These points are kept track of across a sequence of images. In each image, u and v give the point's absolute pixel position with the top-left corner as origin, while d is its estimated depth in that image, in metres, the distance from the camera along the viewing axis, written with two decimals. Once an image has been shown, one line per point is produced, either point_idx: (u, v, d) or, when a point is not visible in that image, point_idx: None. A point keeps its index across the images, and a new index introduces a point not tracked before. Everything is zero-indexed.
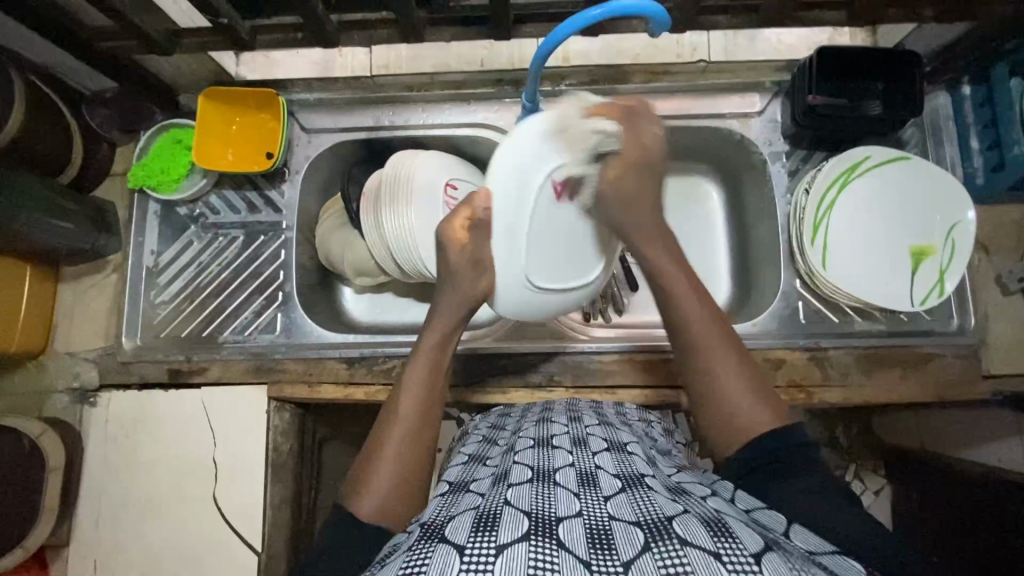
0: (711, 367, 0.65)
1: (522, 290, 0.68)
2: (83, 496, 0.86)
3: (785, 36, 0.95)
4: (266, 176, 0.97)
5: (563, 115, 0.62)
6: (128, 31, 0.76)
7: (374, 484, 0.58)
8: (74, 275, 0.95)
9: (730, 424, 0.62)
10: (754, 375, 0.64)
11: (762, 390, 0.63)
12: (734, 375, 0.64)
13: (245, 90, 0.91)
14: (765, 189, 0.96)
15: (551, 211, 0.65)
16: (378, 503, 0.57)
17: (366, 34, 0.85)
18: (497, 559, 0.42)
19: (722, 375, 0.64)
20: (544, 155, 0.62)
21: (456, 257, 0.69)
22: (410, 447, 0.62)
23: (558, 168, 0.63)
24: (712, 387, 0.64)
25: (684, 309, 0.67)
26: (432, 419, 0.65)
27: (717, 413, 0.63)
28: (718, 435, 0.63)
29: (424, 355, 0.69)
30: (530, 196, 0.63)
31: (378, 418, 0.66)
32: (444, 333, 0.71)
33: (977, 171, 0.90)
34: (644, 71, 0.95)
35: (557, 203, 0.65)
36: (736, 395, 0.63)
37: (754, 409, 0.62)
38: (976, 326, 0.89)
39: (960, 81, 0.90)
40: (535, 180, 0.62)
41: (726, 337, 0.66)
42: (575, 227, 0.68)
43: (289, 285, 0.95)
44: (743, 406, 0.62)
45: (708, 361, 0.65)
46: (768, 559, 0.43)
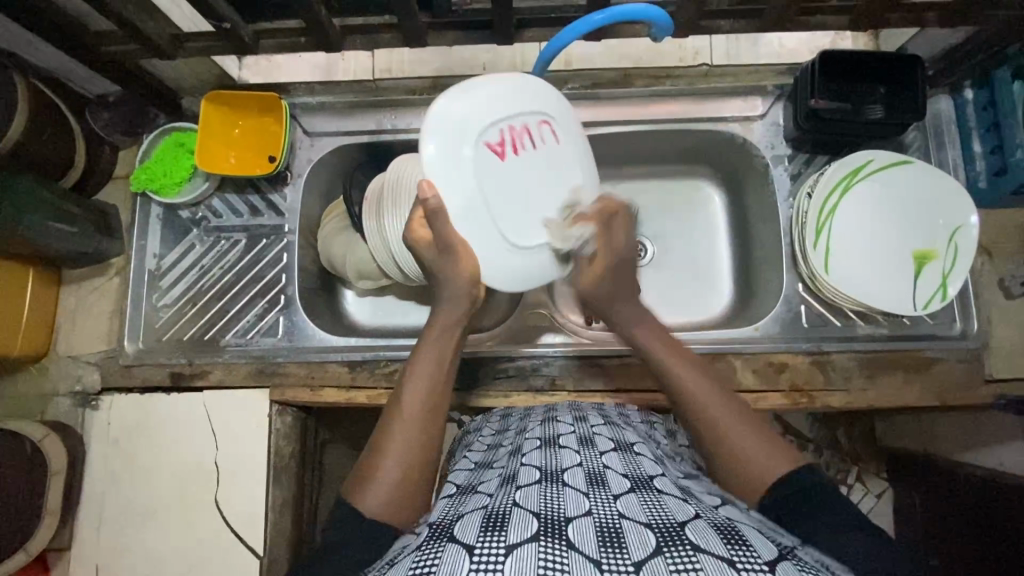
0: (711, 425, 0.62)
1: (504, 253, 0.68)
2: (85, 500, 0.86)
3: (787, 40, 0.96)
4: (268, 180, 0.97)
5: (465, 93, 0.66)
6: (131, 35, 0.77)
7: (378, 482, 0.58)
8: (77, 279, 0.96)
9: (743, 477, 0.58)
10: (760, 427, 0.61)
11: (769, 438, 0.60)
12: (739, 430, 0.61)
13: (245, 94, 0.91)
14: (767, 193, 0.96)
15: (500, 170, 0.67)
16: (381, 501, 0.57)
17: (369, 38, 0.85)
18: (507, 559, 0.42)
19: (724, 432, 0.61)
20: (472, 130, 0.66)
21: (426, 251, 0.69)
22: (413, 444, 0.61)
23: (484, 131, 0.66)
24: (721, 447, 0.60)
25: (677, 377, 0.67)
26: (437, 415, 0.64)
27: (730, 469, 0.59)
28: (737, 492, 0.59)
29: (430, 348, 0.67)
30: (467, 167, 0.66)
31: (383, 410, 0.65)
32: (448, 326, 0.69)
33: (979, 174, 0.90)
34: (646, 75, 0.95)
35: (501, 159, 0.67)
36: (742, 448, 0.59)
37: (763, 459, 0.58)
38: (979, 330, 0.89)
39: (963, 85, 0.90)
40: (463, 151, 0.65)
41: (724, 394, 0.64)
42: (535, 175, 0.68)
43: (291, 288, 0.95)
44: (756, 456, 0.58)
45: (708, 416, 0.62)
46: (782, 568, 0.43)
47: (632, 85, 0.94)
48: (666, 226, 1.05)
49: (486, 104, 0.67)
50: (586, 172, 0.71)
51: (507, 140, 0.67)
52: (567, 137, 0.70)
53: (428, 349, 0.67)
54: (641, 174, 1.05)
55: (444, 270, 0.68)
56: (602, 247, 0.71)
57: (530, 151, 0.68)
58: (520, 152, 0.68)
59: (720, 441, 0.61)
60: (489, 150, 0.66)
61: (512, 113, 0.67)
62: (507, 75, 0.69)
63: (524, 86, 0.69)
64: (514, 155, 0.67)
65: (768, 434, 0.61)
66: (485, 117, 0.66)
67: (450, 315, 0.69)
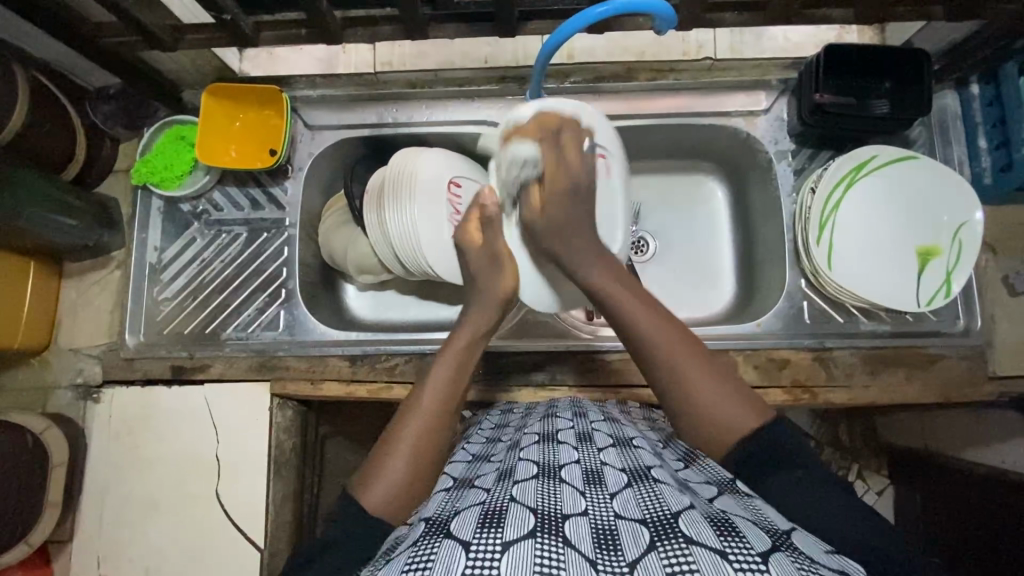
0: (677, 375, 0.60)
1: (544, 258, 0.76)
2: (86, 493, 0.87)
3: (791, 35, 0.95)
4: (269, 174, 0.96)
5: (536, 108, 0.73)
6: (131, 27, 0.76)
7: (386, 472, 0.57)
8: (78, 272, 0.96)
9: (710, 426, 0.57)
10: (722, 374, 0.60)
11: (732, 386, 0.59)
12: (706, 379, 0.59)
13: (248, 87, 0.91)
14: (770, 188, 0.95)
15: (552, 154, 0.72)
16: (388, 490, 0.56)
17: (370, 31, 0.84)
18: (503, 555, 0.42)
19: (690, 381, 0.59)
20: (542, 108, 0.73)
21: (475, 259, 0.75)
22: (426, 440, 0.61)
23: None
24: (684, 399, 0.59)
25: (638, 325, 0.64)
26: (451, 414, 0.64)
27: (698, 420, 0.58)
28: (703, 444, 0.58)
29: (449, 356, 0.67)
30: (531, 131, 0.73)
31: (398, 408, 0.64)
32: (473, 335, 0.70)
33: (985, 170, 0.89)
34: (647, 69, 0.94)
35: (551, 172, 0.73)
36: (708, 398, 0.58)
37: (731, 410, 0.57)
38: (982, 327, 0.88)
39: (969, 80, 0.89)
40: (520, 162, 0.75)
41: (685, 341, 0.62)
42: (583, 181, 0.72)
43: (292, 281, 0.95)
44: (722, 404, 0.57)
45: (668, 366, 0.61)
46: (775, 558, 0.43)
47: (634, 79, 0.93)
48: (668, 222, 1.05)
49: (551, 122, 0.74)
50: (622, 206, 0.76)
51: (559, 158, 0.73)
52: (618, 171, 0.74)
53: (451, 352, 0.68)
54: (645, 169, 1.04)
55: (485, 279, 0.74)
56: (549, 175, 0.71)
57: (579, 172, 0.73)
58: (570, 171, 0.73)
59: (686, 390, 0.59)
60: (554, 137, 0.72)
61: (571, 136, 0.74)
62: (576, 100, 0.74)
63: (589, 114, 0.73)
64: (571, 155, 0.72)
65: (735, 383, 0.59)
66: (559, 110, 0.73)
67: (479, 321, 0.71)
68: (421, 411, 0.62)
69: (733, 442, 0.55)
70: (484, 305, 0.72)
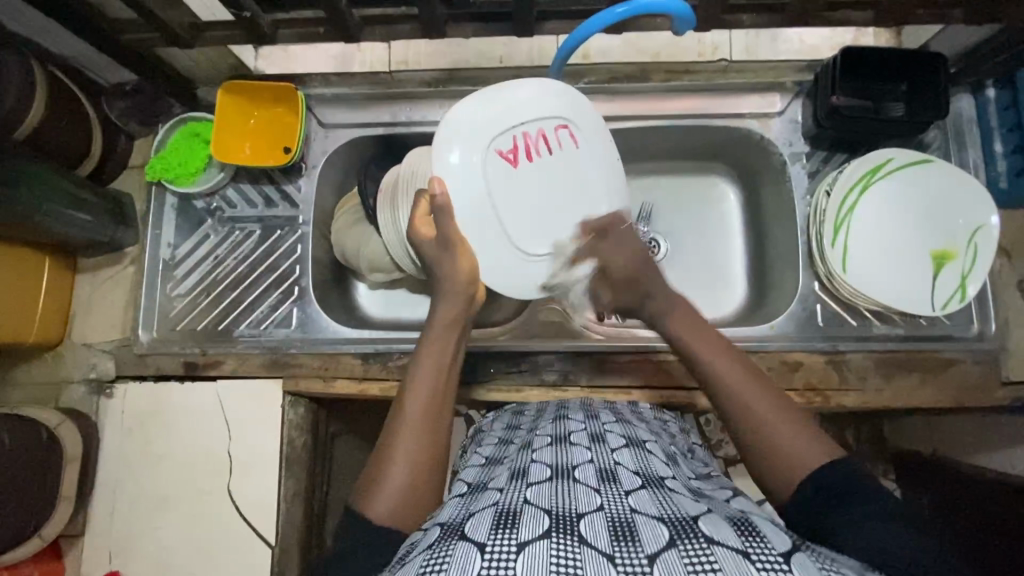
0: (745, 407, 0.58)
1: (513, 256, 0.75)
2: (98, 487, 0.87)
3: (807, 36, 0.95)
4: (282, 171, 0.96)
5: (478, 100, 0.73)
6: (150, 23, 0.76)
7: (386, 484, 0.57)
8: (91, 267, 0.96)
9: (771, 458, 0.56)
10: (793, 411, 0.58)
11: (803, 423, 0.57)
12: (776, 415, 0.57)
13: (265, 85, 0.91)
14: (785, 191, 0.95)
15: (509, 176, 0.73)
16: (389, 503, 0.56)
17: (387, 29, 0.84)
18: (520, 556, 0.42)
19: (761, 415, 0.57)
20: (484, 122, 0.73)
21: (428, 247, 0.72)
22: (420, 449, 0.59)
23: (497, 137, 0.73)
24: (753, 435, 0.57)
25: (715, 365, 0.62)
26: (442, 415, 0.63)
27: (762, 452, 0.56)
28: (771, 483, 0.56)
29: (430, 352, 0.66)
30: (481, 170, 0.72)
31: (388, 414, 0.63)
32: (452, 322, 0.68)
33: (1000, 174, 0.90)
34: (663, 69, 0.94)
35: (512, 166, 0.73)
36: (774, 430, 0.56)
37: (795, 444, 0.55)
38: (996, 332, 0.88)
39: (985, 84, 0.90)
40: (475, 154, 0.72)
41: (759, 376, 0.61)
42: (547, 185, 0.74)
43: (305, 279, 0.95)
44: (794, 441, 0.55)
45: (740, 404, 0.59)
46: (797, 559, 0.43)
47: (649, 80, 0.94)
48: (680, 223, 1.05)
49: (502, 111, 0.73)
50: (599, 174, 0.76)
51: (517, 148, 0.73)
52: (587, 142, 0.75)
53: (429, 350, 0.66)
54: (658, 171, 1.04)
55: (442, 264, 0.71)
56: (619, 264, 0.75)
57: (542, 157, 0.74)
58: (531, 158, 0.74)
59: (755, 426, 0.57)
60: (501, 157, 0.73)
61: (525, 120, 0.74)
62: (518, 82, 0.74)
63: (536, 93, 0.74)
64: (527, 161, 0.74)
65: (804, 419, 0.58)
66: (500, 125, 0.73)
67: (451, 311, 0.68)
68: (408, 419, 0.61)
69: (798, 480, 0.54)
70: (454, 293, 0.69)
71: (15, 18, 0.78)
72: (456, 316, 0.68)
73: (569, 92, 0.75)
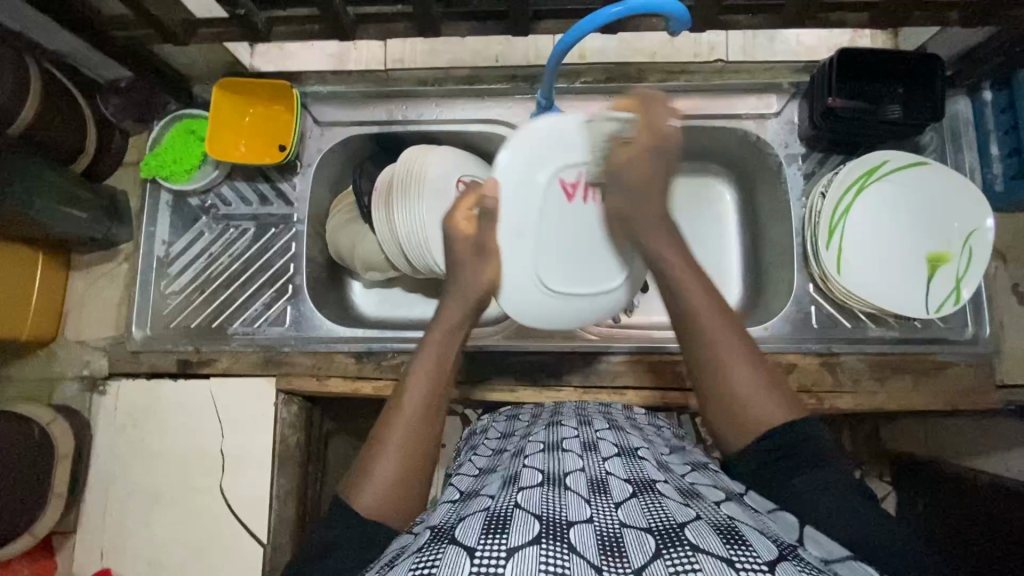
0: (715, 352, 0.61)
1: (537, 293, 0.74)
2: (90, 485, 0.87)
3: (805, 37, 0.94)
4: (278, 169, 0.96)
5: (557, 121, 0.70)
6: (145, 20, 0.76)
7: (372, 475, 0.57)
8: (86, 264, 0.96)
9: (732, 412, 0.58)
10: (760, 367, 0.60)
11: (767, 380, 0.59)
12: (743, 366, 0.60)
13: (259, 83, 0.91)
14: (780, 192, 0.95)
15: (561, 210, 0.72)
16: (376, 493, 0.56)
17: (382, 28, 0.84)
18: (508, 561, 0.42)
19: (727, 364, 0.60)
20: (559, 146, 0.70)
21: (462, 248, 0.72)
22: (412, 443, 0.60)
23: (566, 167, 0.71)
24: (716, 381, 0.60)
25: (692, 305, 0.63)
26: (436, 409, 0.64)
27: (725, 403, 0.59)
28: (727, 433, 0.59)
29: (430, 350, 0.68)
30: (538, 192, 0.71)
31: (384, 409, 0.64)
32: (453, 325, 0.70)
33: (996, 177, 0.89)
34: (659, 69, 0.93)
35: (568, 202, 0.72)
36: (739, 384, 0.59)
37: (757, 402, 0.58)
38: (991, 335, 0.88)
39: (982, 86, 0.89)
40: (540, 178, 0.70)
41: (731, 324, 0.62)
42: (588, 230, 0.73)
43: (299, 277, 0.95)
44: (755, 397, 0.58)
45: (708, 347, 0.61)
46: (782, 567, 0.43)
47: (645, 80, 0.93)
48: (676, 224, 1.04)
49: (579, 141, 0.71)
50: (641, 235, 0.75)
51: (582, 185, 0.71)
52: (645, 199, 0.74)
53: (431, 348, 0.68)
54: None
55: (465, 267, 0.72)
56: (641, 131, 0.69)
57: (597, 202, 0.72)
58: (587, 202, 0.72)
59: (720, 374, 0.60)
60: (559, 187, 0.71)
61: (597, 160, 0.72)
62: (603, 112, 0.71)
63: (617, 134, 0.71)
64: (581, 200, 0.72)
65: (773, 380, 0.60)
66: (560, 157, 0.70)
67: (456, 313, 0.71)
68: (402, 412, 0.62)
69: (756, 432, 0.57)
70: (462, 296, 0.71)
71: (9, 14, 0.77)
72: (458, 320, 0.71)
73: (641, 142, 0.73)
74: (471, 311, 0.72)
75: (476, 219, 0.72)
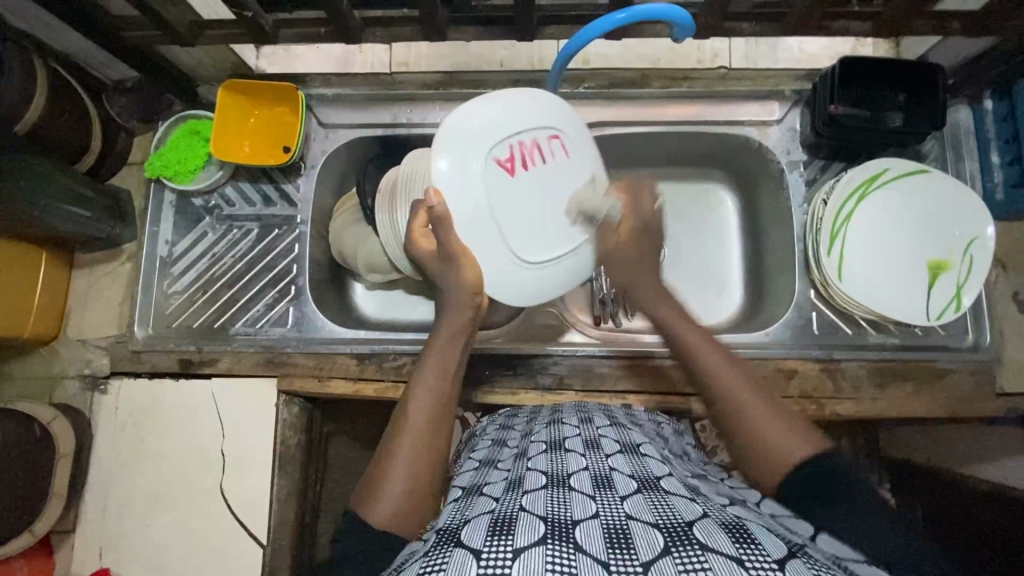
0: (733, 401, 0.62)
1: (516, 272, 0.70)
2: (89, 483, 0.87)
3: (808, 46, 0.96)
4: (282, 171, 0.97)
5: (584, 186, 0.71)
6: (153, 22, 0.76)
7: (384, 490, 0.57)
8: (89, 262, 0.96)
9: (761, 453, 0.58)
10: (777, 407, 0.61)
11: (786, 417, 0.59)
12: (762, 409, 0.60)
13: (264, 85, 0.91)
14: (782, 199, 0.95)
15: (508, 186, 0.68)
16: (389, 506, 0.56)
17: (388, 31, 0.85)
18: (515, 562, 0.42)
19: (745, 410, 0.60)
20: (490, 132, 0.68)
21: (433, 262, 0.69)
22: (422, 456, 0.60)
23: (494, 147, 0.67)
24: (739, 427, 0.60)
25: (715, 370, 0.65)
26: (443, 420, 0.63)
27: (751, 445, 0.59)
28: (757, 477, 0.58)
29: (433, 359, 0.67)
30: (475, 181, 0.67)
31: (390, 421, 0.64)
32: (454, 331, 0.68)
33: (996, 186, 0.89)
34: (661, 76, 0.94)
35: (512, 177, 0.68)
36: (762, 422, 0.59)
37: (785, 438, 0.57)
38: (991, 343, 0.88)
39: (983, 95, 0.90)
40: (474, 166, 0.67)
41: (749, 378, 0.64)
42: (543, 192, 0.69)
43: (302, 278, 0.95)
44: (776, 434, 0.58)
45: (728, 395, 0.62)
46: (792, 565, 0.43)
47: (648, 86, 0.94)
48: (677, 229, 1.05)
49: (504, 111, 0.69)
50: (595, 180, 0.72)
51: (518, 158, 0.68)
52: (577, 150, 0.71)
53: (434, 357, 0.67)
54: (656, 176, 1.04)
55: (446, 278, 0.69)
56: (628, 214, 0.72)
57: (540, 166, 0.69)
58: (531, 167, 0.68)
59: (740, 417, 0.60)
60: (497, 165, 0.67)
61: (521, 129, 0.69)
62: (521, 90, 0.70)
63: (530, 101, 0.70)
64: (523, 169, 0.68)
65: (792, 417, 0.59)
66: (479, 142, 0.67)
67: (455, 321, 0.69)
68: (410, 424, 0.62)
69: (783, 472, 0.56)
70: (460, 305, 0.68)
71: (16, 13, 0.78)
72: (463, 325, 0.69)
73: (550, 99, 0.71)
74: (470, 317, 0.69)
75: (431, 236, 0.69)
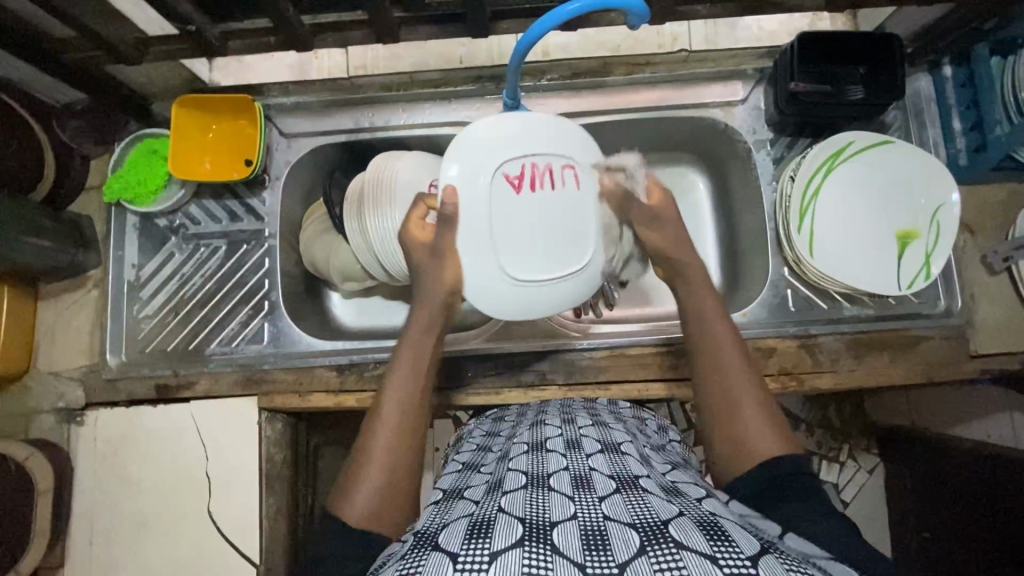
0: (727, 389, 0.64)
1: (506, 288, 0.68)
2: (73, 519, 0.85)
3: (765, 22, 0.97)
4: (245, 185, 0.95)
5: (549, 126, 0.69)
6: (92, 40, 0.74)
7: (359, 491, 0.57)
8: (54, 293, 0.94)
9: (731, 446, 0.61)
10: (767, 404, 0.63)
11: (772, 417, 0.62)
12: (751, 411, 0.62)
13: (217, 97, 0.89)
14: (751, 178, 0.95)
15: (509, 201, 0.66)
16: (363, 504, 0.56)
17: (340, 35, 0.83)
18: (491, 565, 0.42)
19: (735, 405, 0.63)
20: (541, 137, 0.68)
21: (417, 252, 0.70)
22: (396, 452, 0.61)
23: (507, 164, 0.67)
24: (724, 413, 0.63)
25: (718, 348, 0.67)
26: (417, 415, 0.64)
27: (721, 432, 0.62)
28: (724, 459, 0.61)
29: (409, 352, 0.68)
30: (481, 189, 0.66)
31: (368, 415, 0.65)
32: (426, 329, 0.69)
33: (960, 151, 0.90)
34: (624, 63, 0.94)
35: (517, 195, 0.67)
36: (749, 423, 0.61)
37: (763, 438, 0.60)
38: (963, 307, 0.89)
39: (942, 62, 0.91)
40: (482, 175, 0.66)
41: (757, 386, 0.64)
42: (552, 212, 0.67)
43: (274, 293, 0.94)
44: (755, 433, 0.60)
45: (724, 380, 0.65)
46: (765, 562, 0.43)
47: (612, 74, 0.93)
48: None
49: (546, 134, 0.68)
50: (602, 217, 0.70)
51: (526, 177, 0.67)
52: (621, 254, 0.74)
53: (407, 355, 0.68)
54: None
55: (429, 271, 0.69)
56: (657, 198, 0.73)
57: (549, 190, 0.67)
58: (538, 190, 0.67)
59: (728, 407, 0.63)
60: (502, 182, 0.66)
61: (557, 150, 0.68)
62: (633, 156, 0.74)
63: (572, 133, 0.70)
64: (530, 190, 0.67)
65: (778, 421, 0.62)
66: (477, 163, 0.66)
67: (428, 312, 0.69)
68: (385, 420, 0.63)
69: (752, 463, 0.59)
70: (429, 298, 0.69)
71: None
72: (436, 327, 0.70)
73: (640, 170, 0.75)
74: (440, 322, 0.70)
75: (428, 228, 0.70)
